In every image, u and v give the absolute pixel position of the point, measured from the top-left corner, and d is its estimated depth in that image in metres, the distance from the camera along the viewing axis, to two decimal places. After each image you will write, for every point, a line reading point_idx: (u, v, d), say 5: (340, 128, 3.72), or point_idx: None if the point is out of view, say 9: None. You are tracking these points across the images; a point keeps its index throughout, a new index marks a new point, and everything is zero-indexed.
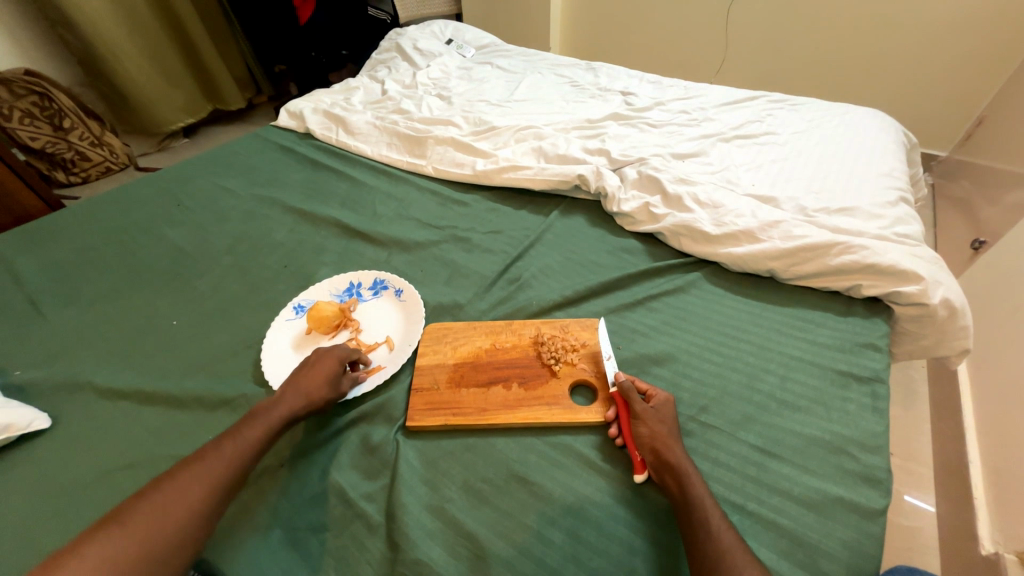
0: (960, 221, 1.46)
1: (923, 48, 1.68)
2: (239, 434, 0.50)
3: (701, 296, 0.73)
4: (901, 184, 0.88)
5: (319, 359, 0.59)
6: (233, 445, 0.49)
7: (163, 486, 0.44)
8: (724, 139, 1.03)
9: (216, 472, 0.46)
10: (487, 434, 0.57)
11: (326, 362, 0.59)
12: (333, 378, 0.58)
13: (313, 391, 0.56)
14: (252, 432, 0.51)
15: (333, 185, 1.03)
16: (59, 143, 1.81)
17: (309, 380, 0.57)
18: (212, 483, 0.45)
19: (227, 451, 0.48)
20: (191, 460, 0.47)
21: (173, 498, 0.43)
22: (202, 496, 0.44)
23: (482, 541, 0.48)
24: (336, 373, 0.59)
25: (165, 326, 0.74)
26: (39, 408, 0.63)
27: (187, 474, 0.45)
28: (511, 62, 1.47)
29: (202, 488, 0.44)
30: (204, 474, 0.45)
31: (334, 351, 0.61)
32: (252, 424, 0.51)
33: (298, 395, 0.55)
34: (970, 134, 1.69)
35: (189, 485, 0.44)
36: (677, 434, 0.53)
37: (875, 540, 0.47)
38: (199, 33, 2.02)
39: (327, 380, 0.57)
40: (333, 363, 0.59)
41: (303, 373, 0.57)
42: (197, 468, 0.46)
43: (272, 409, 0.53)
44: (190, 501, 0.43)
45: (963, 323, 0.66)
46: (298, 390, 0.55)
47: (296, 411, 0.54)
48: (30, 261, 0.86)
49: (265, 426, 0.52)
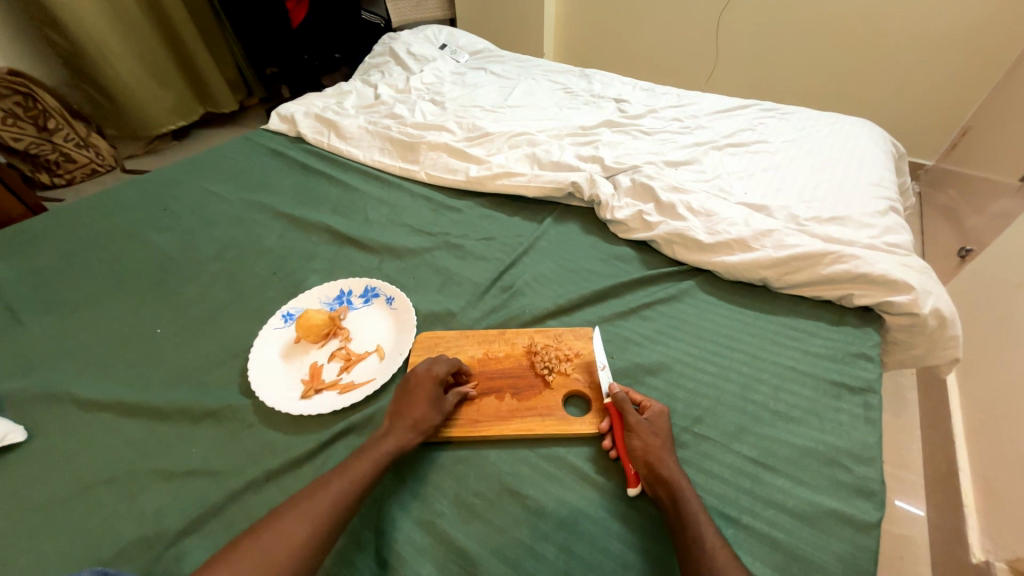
0: (948, 229, 1.48)
1: (911, 59, 1.72)
2: (348, 468, 0.49)
3: (694, 304, 0.73)
4: (891, 193, 0.89)
5: (418, 382, 0.56)
6: (341, 481, 0.48)
7: (272, 526, 0.44)
8: (716, 147, 1.03)
9: (321, 510, 0.45)
10: (479, 446, 0.56)
11: (425, 384, 0.56)
12: (435, 401, 0.55)
13: (419, 419, 0.54)
14: (360, 465, 0.49)
15: (325, 190, 1.02)
16: (43, 144, 1.77)
17: (414, 406, 0.54)
18: (314, 523, 0.44)
19: (336, 488, 0.47)
20: (302, 496, 0.46)
21: (280, 538, 0.43)
22: (306, 539, 0.43)
23: (474, 556, 0.47)
24: (437, 395, 0.56)
25: (149, 334, 0.72)
26: (16, 419, 0.61)
27: (297, 511, 0.45)
28: (505, 68, 1.47)
29: (306, 528, 0.44)
30: (310, 514, 0.45)
31: (430, 370, 0.57)
32: (361, 457, 0.50)
33: (405, 426, 0.53)
34: (956, 144, 1.72)
35: (297, 523, 0.44)
36: (670, 447, 0.52)
37: (869, 553, 0.46)
38: (189, 33, 1.99)
39: (429, 404, 0.55)
40: (431, 384, 0.56)
41: (407, 399, 0.55)
42: (306, 505, 0.45)
43: (380, 443, 0.52)
44: (297, 540, 0.43)
45: (952, 332, 0.67)
46: (405, 420, 0.54)
47: (404, 444, 0.52)
48: (10, 267, 0.84)
49: (372, 460, 0.50)
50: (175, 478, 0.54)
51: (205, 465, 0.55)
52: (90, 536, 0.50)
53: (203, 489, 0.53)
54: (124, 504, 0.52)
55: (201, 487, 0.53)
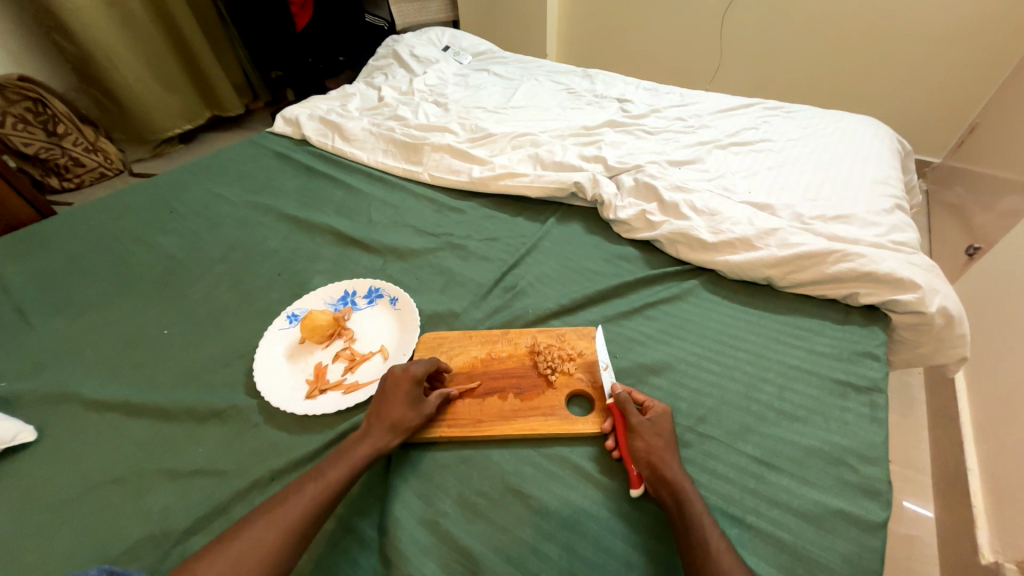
0: (956, 227, 1.47)
1: (918, 56, 1.70)
2: (323, 472, 0.49)
3: (698, 303, 0.73)
4: (896, 191, 0.88)
5: (395, 382, 0.56)
6: (313, 488, 0.47)
7: (240, 533, 0.43)
8: (720, 146, 1.03)
9: (291, 517, 0.45)
10: (483, 446, 0.56)
11: (402, 384, 0.56)
12: (413, 401, 0.55)
13: (396, 420, 0.53)
14: (336, 469, 0.49)
15: (329, 192, 1.03)
16: (52, 149, 1.80)
17: (390, 407, 0.54)
18: (284, 530, 0.44)
19: (307, 494, 0.46)
20: (273, 503, 0.46)
21: (250, 545, 0.42)
22: (276, 544, 0.43)
23: (477, 556, 0.47)
24: (414, 396, 0.55)
25: (156, 336, 0.73)
26: (26, 420, 0.61)
27: (266, 519, 0.44)
28: (508, 69, 1.47)
29: (276, 534, 0.43)
30: (282, 520, 0.44)
31: (407, 370, 0.57)
32: (337, 461, 0.50)
33: (382, 427, 0.53)
34: (963, 141, 1.70)
35: (266, 530, 0.43)
36: (674, 449, 0.52)
37: (875, 553, 0.46)
38: (196, 37, 2.01)
39: (406, 405, 0.54)
40: (408, 385, 0.56)
41: (383, 400, 0.55)
42: (277, 511, 0.45)
43: (357, 446, 0.51)
44: (265, 547, 0.42)
45: (960, 330, 0.66)
46: (382, 422, 0.53)
47: (382, 446, 0.52)
48: (21, 269, 0.85)
49: (347, 464, 0.49)
50: (181, 478, 0.55)
51: (211, 465, 0.56)
52: (98, 535, 0.50)
53: (209, 488, 0.54)
54: (131, 503, 0.53)
55: (207, 486, 0.54)
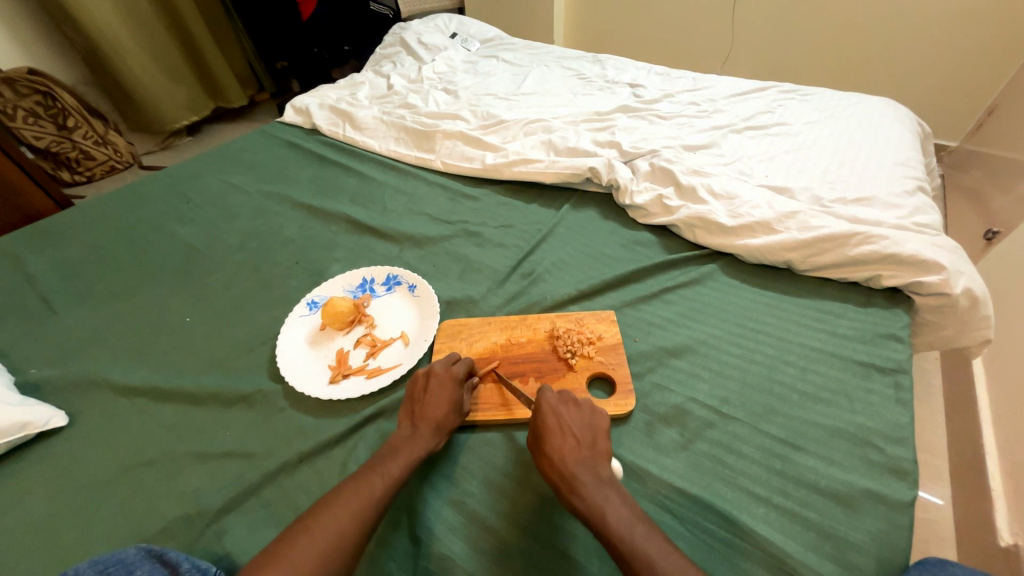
0: (971, 211, 1.45)
1: (937, 38, 1.66)
2: (384, 467, 0.48)
3: (716, 287, 0.73)
4: (918, 173, 0.87)
5: (438, 382, 0.56)
6: (380, 478, 0.47)
7: (316, 517, 0.43)
8: (735, 130, 1.01)
9: (363, 504, 0.45)
10: (505, 429, 0.57)
11: (446, 384, 0.56)
12: (456, 400, 0.55)
13: (442, 419, 0.53)
14: (394, 465, 0.49)
15: (342, 181, 1.03)
16: (63, 142, 1.81)
17: (434, 405, 0.54)
18: (356, 515, 0.44)
19: (376, 484, 0.47)
20: (342, 491, 0.46)
21: (320, 533, 0.42)
22: (350, 531, 0.43)
23: (505, 536, 0.48)
24: (456, 395, 0.55)
25: (179, 323, 0.74)
26: (57, 405, 0.63)
27: (339, 504, 0.44)
28: (517, 55, 1.46)
29: (351, 528, 0.43)
30: (349, 509, 0.44)
31: (448, 369, 0.57)
32: (395, 457, 0.49)
33: (431, 427, 0.52)
34: (981, 124, 1.67)
35: (339, 514, 0.44)
36: (562, 445, 0.49)
37: (904, 531, 0.46)
38: (199, 29, 2.00)
39: (450, 404, 0.54)
40: (451, 384, 0.56)
41: (425, 399, 0.55)
42: (349, 498, 0.45)
43: (409, 444, 0.51)
44: (339, 531, 0.42)
45: (985, 313, 0.65)
46: (430, 421, 0.53)
47: (433, 445, 0.52)
48: (42, 259, 0.86)
49: (406, 459, 0.49)
50: (211, 460, 0.56)
51: (239, 447, 0.57)
52: (130, 516, 0.51)
53: (239, 470, 0.54)
54: (164, 484, 0.54)
55: (237, 468, 0.55)
